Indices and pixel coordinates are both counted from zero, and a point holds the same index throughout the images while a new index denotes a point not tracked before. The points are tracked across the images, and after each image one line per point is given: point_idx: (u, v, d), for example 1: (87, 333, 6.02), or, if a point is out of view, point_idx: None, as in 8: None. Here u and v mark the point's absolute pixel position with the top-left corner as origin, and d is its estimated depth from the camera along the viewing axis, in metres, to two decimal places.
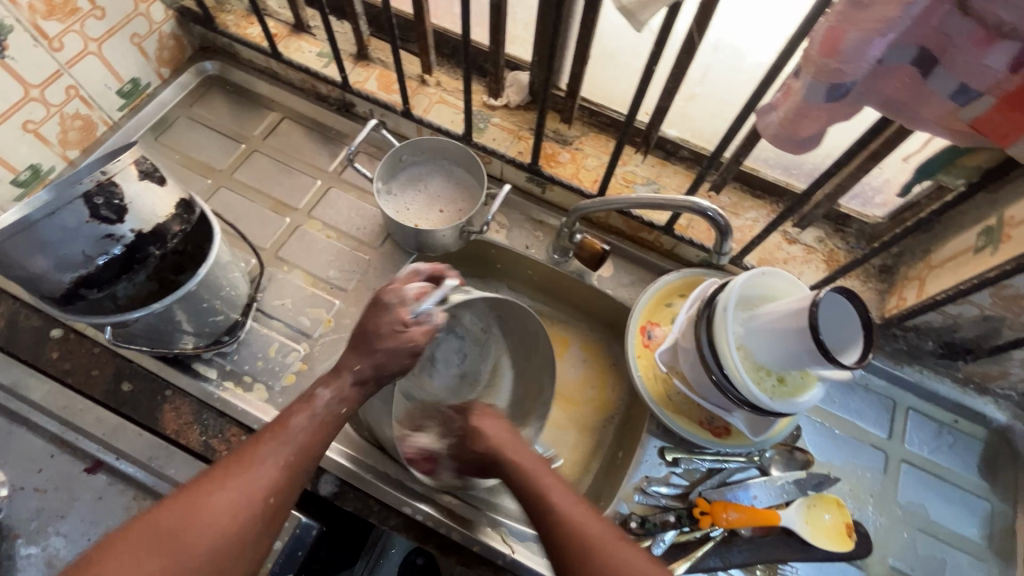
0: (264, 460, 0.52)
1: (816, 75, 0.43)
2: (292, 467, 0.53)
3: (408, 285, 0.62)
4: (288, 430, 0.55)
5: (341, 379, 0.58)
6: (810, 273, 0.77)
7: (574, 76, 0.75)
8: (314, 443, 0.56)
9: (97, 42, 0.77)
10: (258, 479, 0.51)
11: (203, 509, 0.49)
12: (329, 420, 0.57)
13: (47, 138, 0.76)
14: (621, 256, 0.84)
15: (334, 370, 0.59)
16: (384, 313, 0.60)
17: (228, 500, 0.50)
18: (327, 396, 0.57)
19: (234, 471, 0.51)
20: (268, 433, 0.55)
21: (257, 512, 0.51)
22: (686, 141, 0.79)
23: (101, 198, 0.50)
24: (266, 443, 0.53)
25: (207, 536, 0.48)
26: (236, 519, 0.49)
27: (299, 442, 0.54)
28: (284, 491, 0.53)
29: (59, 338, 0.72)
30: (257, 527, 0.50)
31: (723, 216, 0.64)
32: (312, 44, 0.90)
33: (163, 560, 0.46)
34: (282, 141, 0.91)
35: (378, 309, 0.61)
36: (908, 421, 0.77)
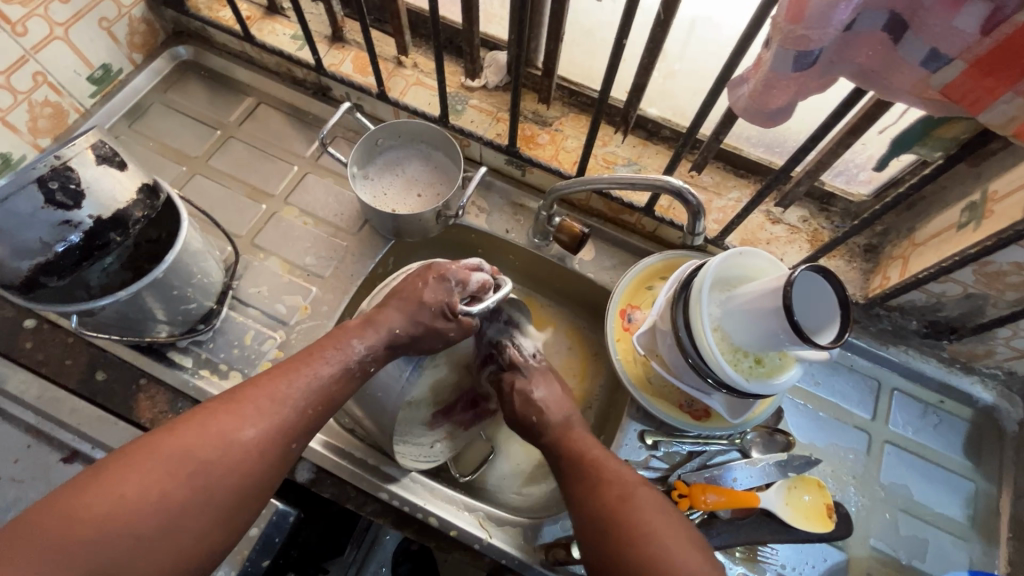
0: (292, 403, 0.53)
1: (783, 43, 0.41)
2: (316, 414, 0.54)
3: (474, 272, 0.63)
4: (316, 376, 0.55)
5: (377, 335, 0.60)
6: (793, 254, 0.76)
7: (550, 53, 0.73)
8: (338, 395, 0.56)
9: (63, 26, 0.75)
10: (284, 423, 0.52)
11: (232, 443, 0.48)
12: (355, 374, 0.58)
13: (16, 126, 0.75)
14: (603, 239, 0.83)
15: (370, 322, 0.60)
16: (441, 290, 0.62)
17: (256, 438, 0.50)
18: (360, 350, 0.59)
19: (262, 410, 0.51)
20: (298, 374, 0.54)
21: (281, 453, 0.51)
22: (667, 120, 0.77)
23: (56, 182, 0.50)
24: (294, 384, 0.53)
25: (236, 470, 0.48)
26: (262, 457, 0.50)
27: (325, 392, 0.55)
28: (303, 436, 0.53)
29: (33, 328, 0.71)
30: (279, 466, 0.51)
31: (696, 196, 0.63)
32: (286, 26, 0.89)
33: (190, 486, 0.46)
34: (259, 127, 0.89)
35: (439, 282, 0.62)
36: (893, 402, 0.76)
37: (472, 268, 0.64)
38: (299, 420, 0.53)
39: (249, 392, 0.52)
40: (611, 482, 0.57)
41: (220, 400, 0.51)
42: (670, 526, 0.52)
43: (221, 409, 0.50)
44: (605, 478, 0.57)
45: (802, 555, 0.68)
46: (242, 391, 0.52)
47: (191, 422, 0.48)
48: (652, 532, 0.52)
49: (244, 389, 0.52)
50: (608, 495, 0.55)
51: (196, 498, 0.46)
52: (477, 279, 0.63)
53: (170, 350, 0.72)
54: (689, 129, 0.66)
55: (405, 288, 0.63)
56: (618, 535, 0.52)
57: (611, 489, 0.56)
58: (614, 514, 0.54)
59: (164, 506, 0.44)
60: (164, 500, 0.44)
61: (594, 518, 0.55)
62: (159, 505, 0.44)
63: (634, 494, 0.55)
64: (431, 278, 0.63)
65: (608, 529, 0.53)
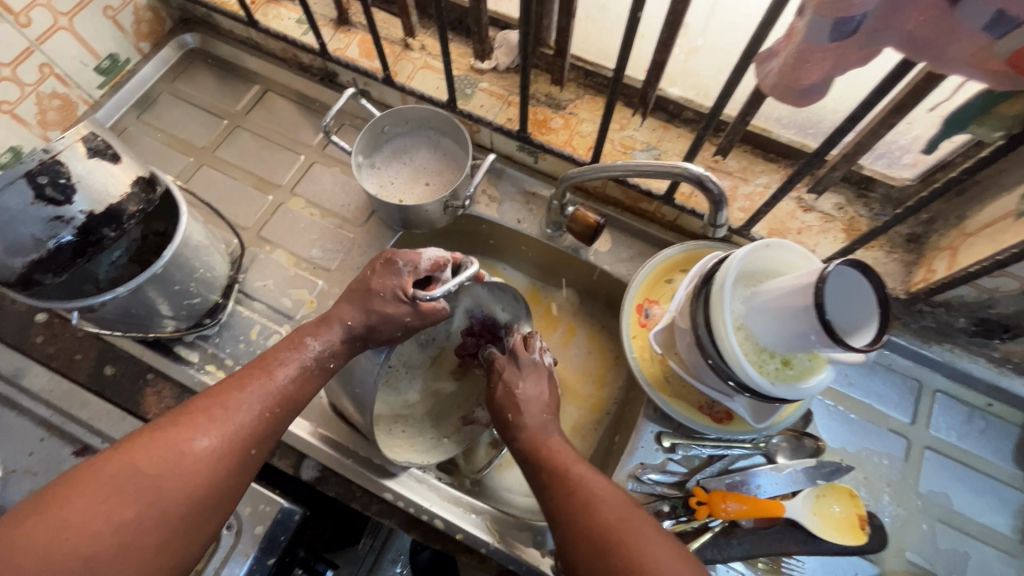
0: (248, 406, 0.51)
1: (818, 9, 0.36)
2: (276, 417, 0.52)
3: (424, 253, 0.58)
4: (274, 379, 0.53)
5: (333, 332, 0.56)
6: (826, 244, 0.70)
7: (562, 30, 0.68)
8: (301, 396, 0.54)
9: (67, 16, 0.74)
10: (241, 428, 0.50)
11: (185, 454, 0.47)
12: (316, 372, 0.56)
13: (25, 118, 0.74)
14: (619, 229, 0.78)
15: (324, 320, 0.57)
16: (389, 275, 0.57)
17: (210, 447, 0.48)
18: (316, 347, 0.56)
19: (216, 419, 0.49)
20: (254, 379, 0.53)
21: (240, 460, 0.49)
22: (690, 101, 0.72)
23: (46, 177, 0.48)
24: (248, 390, 0.51)
25: (191, 481, 0.46)
26: (219, 466, 0.48)
27: (285, 393, 0.53)
28: (264, 441, 0.51)
29: (44, 322, 0.72)
30: (241, 473, 0.49)
31: (718, 184, 0.58)
32: (291, 10, 0.86)
33: (139, 504, 0.44)
34: (265, 115, 0.87)
35: (387, 267, 0.58)
36: (935, 404, 0.71)
37: (424, 248, 0.59)
38: (257, 424, 0.51)
39: (204, 402, 0.50)
40: (602, 501, 0.51)
41: (172, 414, 0.49)
42: (671, 551, 0.46)
43: (173, 423, 0.48)
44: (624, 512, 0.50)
45: (832, 568, 0.64)
46: (195, 403, 0.50)
47: (139, 440, 0.47)
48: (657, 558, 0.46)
49: (197, 401, 0.51)
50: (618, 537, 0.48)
51: (147, 516, 0.44)
52: (427, 260, 0.58)
53: (176, 345, 0.71)
54: (712, 110, 0.61)
55: (358, 279, 0.60)
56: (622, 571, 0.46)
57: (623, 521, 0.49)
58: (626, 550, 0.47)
59: (114, 525, 0.42)
60: (111, 520, 0.43)
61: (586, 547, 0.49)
62: (107, 527, 0.42)
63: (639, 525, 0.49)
64: (381, 264, 0.59)
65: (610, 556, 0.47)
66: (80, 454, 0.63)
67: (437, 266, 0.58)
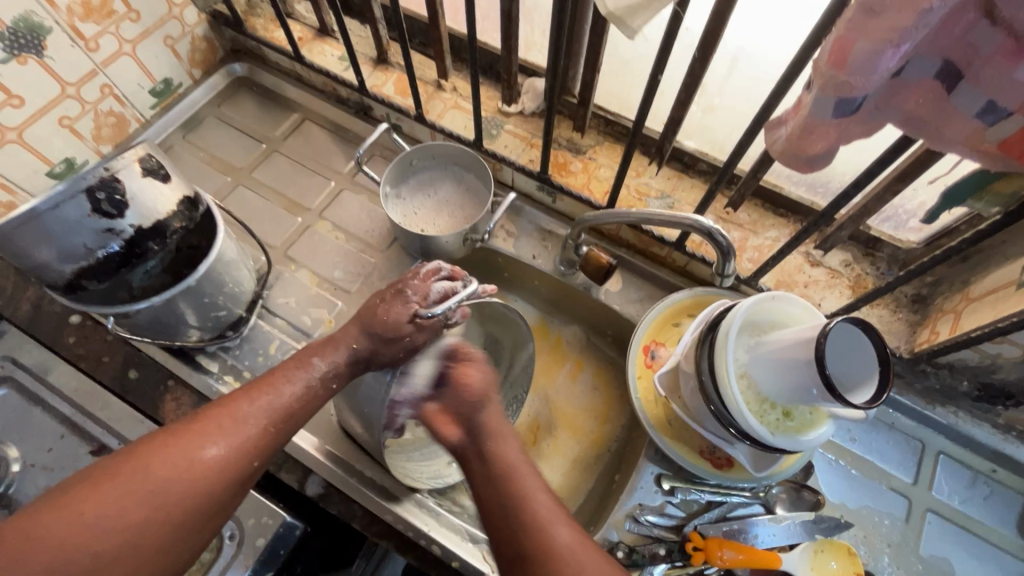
0: (254, 420, 0.53)
1: (822, 88, 0.39)
2: (280, 432, 0.54)
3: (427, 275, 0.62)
4: (280, 395, 0.55)
5: (338, 352, 0.59)
6: (832, 300, 0.72)
7: (587, 83, 0.72)
8: (303, 413, 0.57)
9: (131, 43, 0.80)
10: (248, 441, 0.52)
11: (194, 461, 0.48)
12: (319, 392, 0.58)
13: (81, 133, 0.81)
14: (630, 270, 0.81)
15: (331, 341, 0.60)
16: (397, 302, 0.61)
17: (219, 456, 0.50)
18: (322, 367, 0.58)
19: (225, 429, 0.51)
20: (261, 394, 0.54)
21: (245, 472, 0.51)
22: (705, 154, 0.76)
23: (103, 193, 0.52)
24: (257, 403, 0.54)
25: (196, 489, 0.48)
26: (224, 475, 0.50)
27: (290, 409, 0.55)
28: (267, 454, 0.53)
29: (77, 324, 0.75)
30: (242, 482, 0.51)
31: (727, 237, 0.61)
32: (335, 48, 0.91)
33: (146, 506, 0.46)
34: (301, 142, 0.92)
35: (396, 296, 0.61)
36: (938, 466, 0.71)
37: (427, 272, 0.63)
38: (263, 438, 0.53)
39: (218, 408, 0.52)
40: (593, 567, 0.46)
41: (184, 422, 0.51)
42: None
43: (186, 429, 0.50)
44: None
45: None
46: (206, 411, 0.52)
47: (152, 445, 0.48)
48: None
49: (207, 410, 0.52)
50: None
51: (151, 521, 0.46)
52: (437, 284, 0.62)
53: (198, 354, 0.74)
54: (726, 166, 0.64)
55: (367, 308, 0.62)
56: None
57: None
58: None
59: (121, 525, 0.45)
60: (120, 520, 0.45)
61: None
62: (115, 526, 0.44)
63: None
64: (390, 294, 0.62)
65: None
66: (96, 453, 0.68)
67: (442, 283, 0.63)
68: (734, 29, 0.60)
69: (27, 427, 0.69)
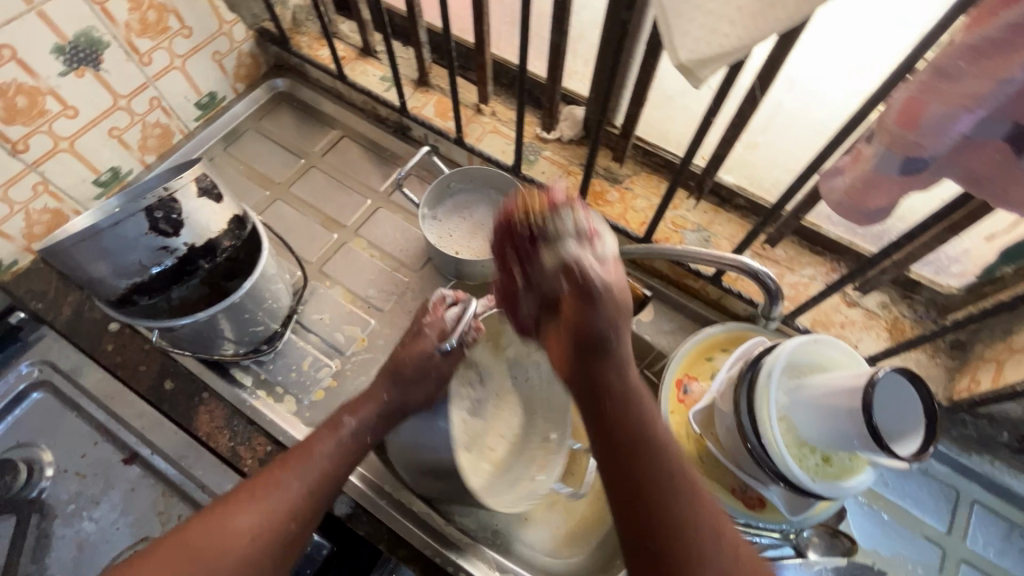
0: (288, 485, 0.53)
1: (890, 144, 0.39)
2: (315, 496, 0.55)
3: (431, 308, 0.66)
4: (312, 456, 0.56)
5: (370, 408, 0.61)
6: (869, 341, 0.72)
7: (631, 116, 0.73)
8: (338, 473, 0.57)
9: (182, 58, 0.82)
10: (282, 505, 0.52)
11: (229, 531, 0.49)
12: (353, 450, 0.59)
13: (128, 143, 0.83)
14: (663, 301, 0.81)
15: (362, 398, 0.62)
16: (416, 346, 0.64)
17: (252, 525, 0.50)
18: (353, 425, 0.59)
19: (259, 496, 0.52)
20: (294, 459, 0.55)
21: (281, 536, 0.51)
22: (743, 188, 0.75)
23: (161, 212, 0.53)
24: (290, 469, 0.54)
25: (232, 559, 0.48)
26: (259, 542, 0.50)
27: (323, 471, 0.56)
28: (304, 518, 0.54)
29: (116, 332, 0.75)
30: (283, 549, 0.52)
31: (774, 278, 0.61)
32: (377, 68, 0.93)
33: None
34: (339, 158, 0.94)
35: (414, 340, 0.64)
36: (973, 516, 0.70)
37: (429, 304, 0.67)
38: (298, 502, 0.53)
39: (257, 480, 0.53)
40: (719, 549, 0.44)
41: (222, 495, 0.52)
42: None
43: (223, 501, 0.52)
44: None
45: None
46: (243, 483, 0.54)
47: (193, 520, 0.50)
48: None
49: (244, 481, 0.54)
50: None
51: None
52: (449, 313, 0.66)
53: (232, 367, 0.75)
54: (772, 206, 0.64)
55: (392, 357, 0.64)
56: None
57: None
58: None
59: None
60: None
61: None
62: None
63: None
64: (409, 338, 0.65)
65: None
66: (128, 462, 0.70)
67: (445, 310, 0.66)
68: (785, 74, 0.61)
69: (63, 433, 0.72)
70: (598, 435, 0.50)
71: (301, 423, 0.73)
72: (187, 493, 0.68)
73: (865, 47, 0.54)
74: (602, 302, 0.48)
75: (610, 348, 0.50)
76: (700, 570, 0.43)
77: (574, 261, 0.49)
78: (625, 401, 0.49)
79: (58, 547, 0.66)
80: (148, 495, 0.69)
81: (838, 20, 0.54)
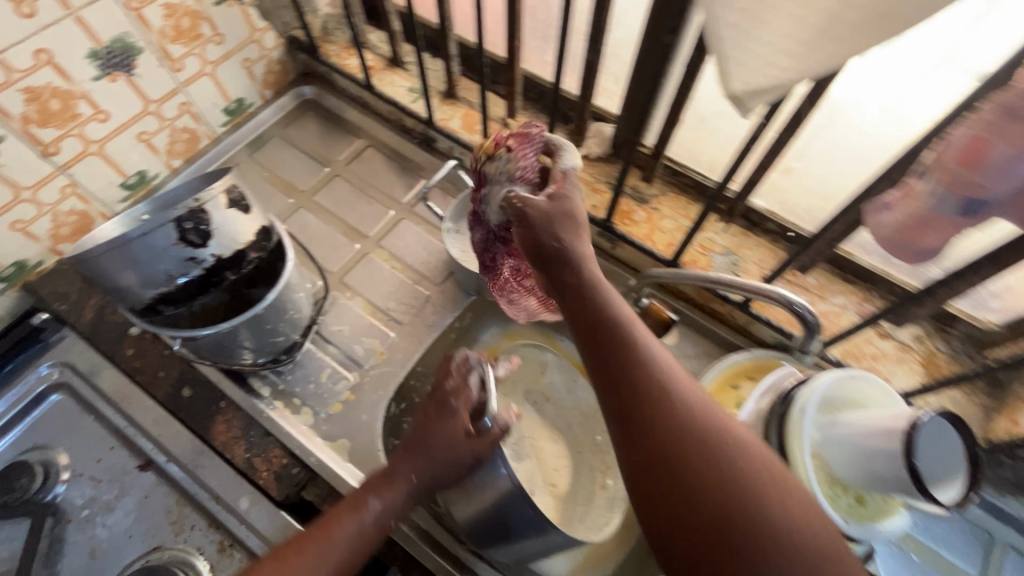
0: None
1: (948, 184, 0.39)
2: None
3: (448, 381, 0.61)
4: (330, 543, 0.52)
5: (396, 489, 0.56)
6: (903, 376, 0.70)
7: (663, 137, 0.71)
8: (353, 563, 0.53)
9: (212, 64, 0.82)
10: None
11: None
12: (372, 536, 0.55)
13: (156, 147, 0.83)
14: (689, 326, 0.79)
15: (388, 474, 0.57)
16: (443, 422, 0.58)
17: None
18: (376, 509, 0.55)
19: None
20: (310, 547, 0.52)
21: None
22: (774, 214, 0.73)
23: (191, 223, 0.52)
24: (304, 560, 0.51)
25: None
26: None
27: (339, 562, 0.52)
28: None
29: (137, 336, 0.75)
30: None
31: (813, 313, 0.59)
32: (405, 79, 0.93)
33: None
34: (363, 168, 0.93)
35: (438, 414, 0.59)
36: (1008, 562, 0.67)
37: (443, 377, 0.61)
38: None
39: (267, 575, 0.49)
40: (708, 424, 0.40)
41: None
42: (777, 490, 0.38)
43: None
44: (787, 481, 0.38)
45: None
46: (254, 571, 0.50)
47: None
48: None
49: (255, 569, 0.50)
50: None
51: None
52: (476, 380, 0.60)
53: (250, 376, 0.74)
54: (808, 238, 0.65)
55: (416, 427, 0.59)
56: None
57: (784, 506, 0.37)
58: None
59: None
60: None
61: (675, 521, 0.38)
62: None
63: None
64: (432, 410, 0.60)
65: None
66: (142, 468, 0.70)
67: (464, 380, 0.60)
68: (827, 103, 0.60)
69: (79, 436, 0.72)
70: (577, 331, 0.47)
71: (317, 436, 0.72)
72: (201, 503, 0.67)
73: (912, 83, 0.53)
74: (539, 219, 0.49)
75: (559, 248, 0.48)
76: (686, 442, 0.39)
77: (543, 190, 0.53)
78: (581, 297, 0.47)
79: (70, 553, 0.65)
80: (162, 503, 0.68)
81: (879, 59, 0.52)
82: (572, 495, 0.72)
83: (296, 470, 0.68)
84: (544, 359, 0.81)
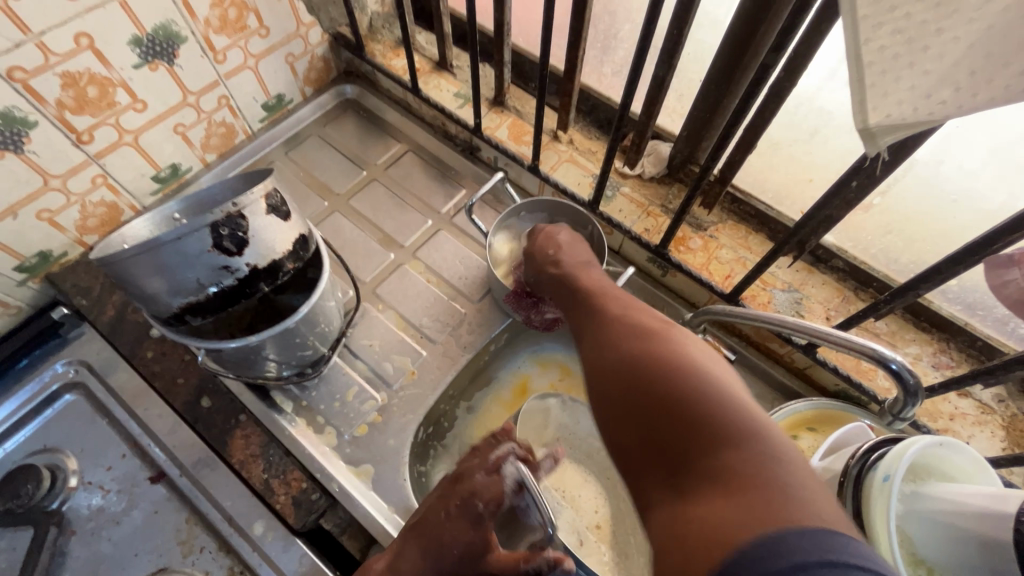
0: None
1: None
2: None
3: (477, 476, 0.56)
4: None
5: None
6: (984, 440, 0.63)
7: (732, 163, 0.66)
8: None
9: (255, 58, 0.79)
10: None
11: None
12: None
13: (191, 140, 0.79)
14: (743, 365, 0.74)
15: None
16: (464, 527, 0.53)
17: None
18: None
19: None
20: None
21: None
22: (844, 250, 0.69)
23: (227, 229, 0.48)
24: None
25: None
26: None
27: None
28: None
29: (158, 338, 0.71)
30: None
31: (912, 371, 0.51)
32: (451, 83, 0.89)
33: None
34: (402, 173, 0.89)
35: (461, 513, 0.54)
36: None
37: (474, 472, 0.57)
38: None
39: None
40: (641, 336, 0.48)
41: None
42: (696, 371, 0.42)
43: None
44: (707, 365, 0.42)
45: None
46: None
47: None
48: (805, 500, 0.32)
49: None
50: (713, 446, 0.36)
51: None
52: (513, 481, 0.56)
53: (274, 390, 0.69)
54: (902, 285, 0.56)
55: (428, 519, 0.54)
56: (688, 554, 0.33)
57: (704, 381, 0.40)
58: (733, 477, 0.34)
59: None
60: None
61: (622, 413, 0.43)
62: None
63: (759, 431, 0.37)
64: (455, 506, 0.54)
65: (669, 468, 0.38)
66: (154, 481, 0.66)
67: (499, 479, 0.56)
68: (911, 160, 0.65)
69: (91, 441, 0.68)
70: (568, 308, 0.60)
71: (340, 459, 0.67)
72: (213, 525, 0.63)
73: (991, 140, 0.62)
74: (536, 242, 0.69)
75: (542, 251, 0.67)
76: (618, 349, 0.48)
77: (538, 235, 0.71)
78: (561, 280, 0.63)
79: (73, 566, 0.61)
80: (172, 520, 0.64)
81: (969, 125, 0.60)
82: (619, 525, 0.69)
83: (316, 497, 0.62)
84: (545, 405, 0.75)
